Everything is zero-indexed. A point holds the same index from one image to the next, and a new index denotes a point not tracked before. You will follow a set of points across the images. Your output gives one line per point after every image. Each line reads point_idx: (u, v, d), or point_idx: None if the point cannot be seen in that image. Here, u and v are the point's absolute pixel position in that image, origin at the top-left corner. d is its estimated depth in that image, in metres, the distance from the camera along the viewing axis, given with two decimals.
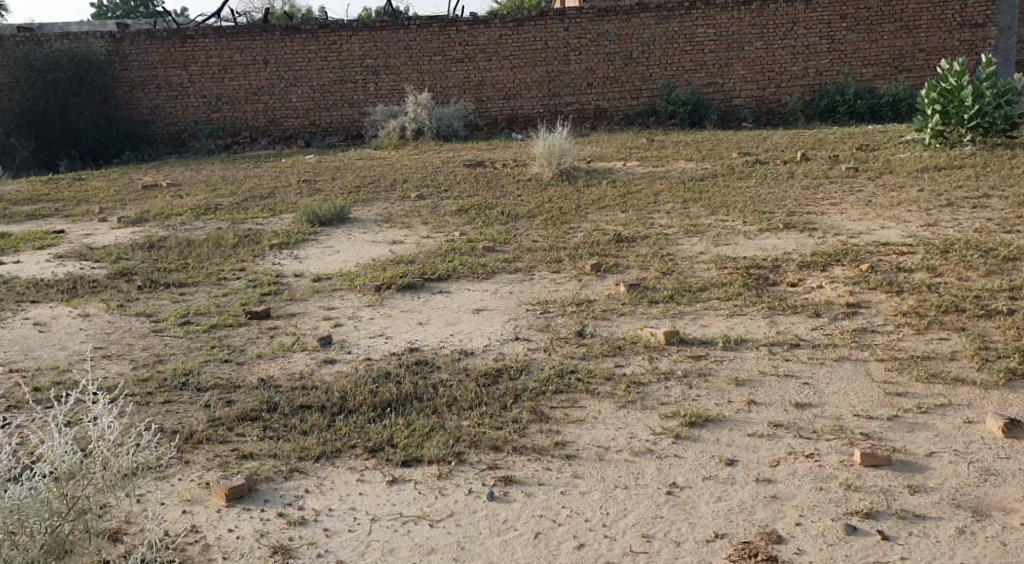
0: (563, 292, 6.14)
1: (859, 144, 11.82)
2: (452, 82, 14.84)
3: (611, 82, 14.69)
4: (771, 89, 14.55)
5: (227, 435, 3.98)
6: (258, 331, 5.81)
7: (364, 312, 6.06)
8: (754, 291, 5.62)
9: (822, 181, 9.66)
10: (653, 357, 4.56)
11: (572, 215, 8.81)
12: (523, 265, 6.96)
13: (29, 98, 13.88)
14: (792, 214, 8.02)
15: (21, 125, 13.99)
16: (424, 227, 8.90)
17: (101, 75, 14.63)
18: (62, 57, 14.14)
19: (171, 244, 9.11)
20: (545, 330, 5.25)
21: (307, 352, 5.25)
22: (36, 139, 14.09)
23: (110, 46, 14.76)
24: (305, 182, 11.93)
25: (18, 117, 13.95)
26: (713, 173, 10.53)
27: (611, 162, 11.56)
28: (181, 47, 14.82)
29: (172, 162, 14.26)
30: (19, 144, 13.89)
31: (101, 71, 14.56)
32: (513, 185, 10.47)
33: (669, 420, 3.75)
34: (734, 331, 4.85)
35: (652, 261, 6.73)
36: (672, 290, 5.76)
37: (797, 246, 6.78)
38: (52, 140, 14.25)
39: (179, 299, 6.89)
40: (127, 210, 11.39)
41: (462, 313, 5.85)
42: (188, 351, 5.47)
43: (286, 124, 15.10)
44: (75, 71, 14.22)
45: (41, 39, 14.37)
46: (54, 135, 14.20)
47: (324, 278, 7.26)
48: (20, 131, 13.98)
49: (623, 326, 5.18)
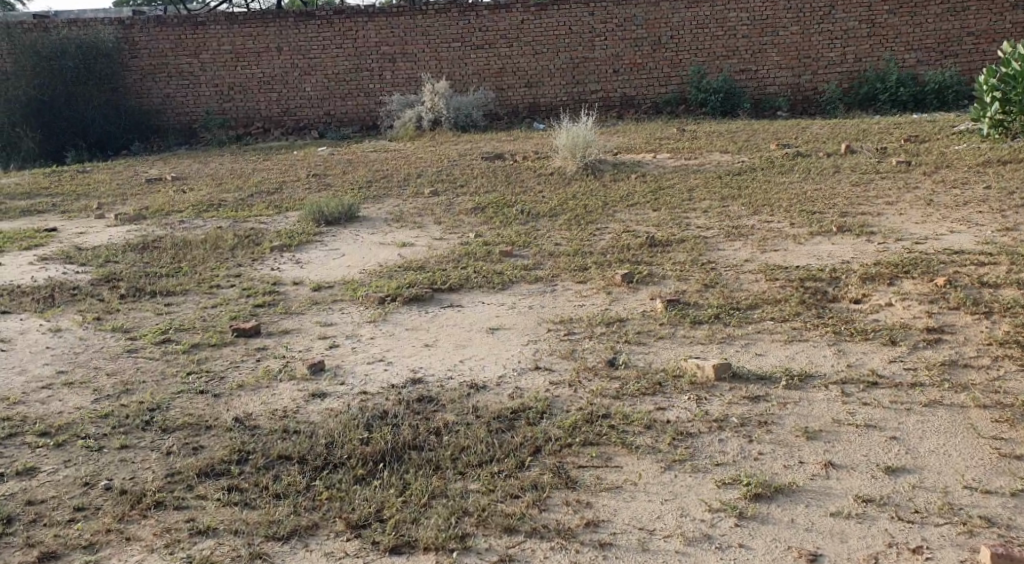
0: (590, 308, 5.40)
1: (908, 135, 10.97)
2: (471, 69, 14.08)
3: (638, 69, 13.87)
4: (808, 76, 13.68)
5: (184, 500, 3.30)
6: (243, 353, 5.10)
7: (365, 330, 5.35)
8: (813, 311, 4.90)
9: (871, 177, 8.85)
10: (701, 397, 3.83)
11: (599, 214, 8.06)
12: (545, 273, 6.23)
13: (36, 87, 13.29)
14: (844, 215, 7.24)
15: (27, 115, 13.43)
16: (437, 227, 8.17)
17: (109, 64, 13.98)
18: (69, 45, 13.53)
19: (166, 246, 8.44)
20: (571, 356, 4.52)
21: (294, 379, 4.53)
22: (43, 128, 13.54)
23: (119, 32, 14.15)
24: (315, 176, 11.23)
25: (25, 107, 13.39)
26: (751, 167, 9.72)
27: (640, 154, 10.77)
28: (192, 34, 14.13)
29: (180, 154, 13.61)
30: (25, 134, 13.36)
31: (109, 59, 13.95)
32: (534, 180, 9.72)
33: (728, 491, 3.06)
34: (794, 364, 4.12)
35: (691, 270, 5.99)
36: (717, 308, 5.01)
37: (855, 254, 6.03)
38: (60, 130, 13.67)
39: (164, 311, 6.18)
40: (127, 205, 10.74)
41: (475, 332, 5.13)
42: (160, 378, 4.76)
43: (299, 114, 14.38)
44: (82, 60, 13.61)
45: (48, 26, 13.69)
46: (61, 125, 13.65)
47: (325, 287, 6.55)
48: (26, 120, 13.42)
49: (662, 353, 4.45)
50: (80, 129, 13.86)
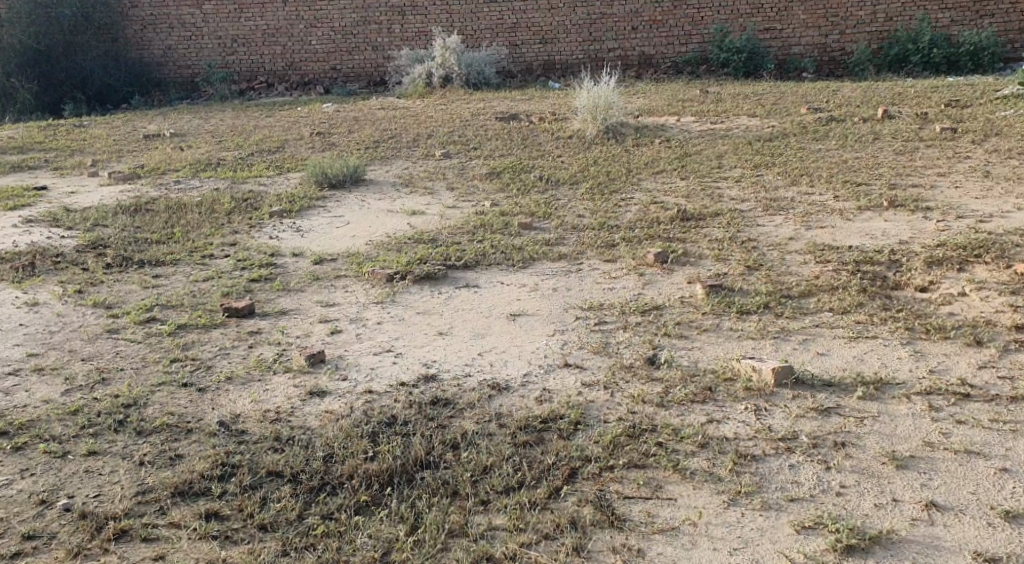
0: (622, 292, 4.86)
1: (948, 99, 10.27)
2: (484, 24, 13.36)
3: (657, 26, 13.14)
4: (835, 36, 12.86)
5: (155, 529, 2.83)
6: (234, 338, 4.54)
7: (371, 314, 4.82)
8: (877, 301, 4.36)
9: (915, 145, 8.22)
10: (761, 408, 3.29)
11: (623, 182, 7.49)
12: (569, 250, 5.68)
13: (31, 36, 12.66)
14: (892, 187, 6.67)
15: (23, 65, 12.81)
16: (449, 194, 7.59)
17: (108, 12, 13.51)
18: None
19: (159, 208, 7.85)
20: (604, 352, 3.99)
21: (290, 372, 3.99)
22: (39, 80, 12.96)
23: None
24: (319, 135, 10.62)
25: (19, 56, 12.74)
26: (782, 133, 9.10)
27: (663, 117, 10.16)
28: None
29: (181, 108, 13.00)
30: (20, 85, 12.70)
31: (109, 7, 13.48)
32: (551, 143, 9.15)
33: (811, 539, 2.64)
34: (864, 369, 3.60)
35: (731, 249, 5.43)
36: (767, 297, 4.47)
37: (913, 232, 5.49)
38: (57, 82, 13.13)
39: (150, 284, 5.60)
40: (122, 163, 10.15)
41: (494, 320, 4.61)
42: (141, 365, 4.18)
43: (304, 68, 13.75)
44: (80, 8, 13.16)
45: None
46: (58, 77, 13.11)
47: (327, 261, 6.01)
48: (21, 71, 12.80)
49: (709, 351, 3.92)
50: (78, 81, 13.32)
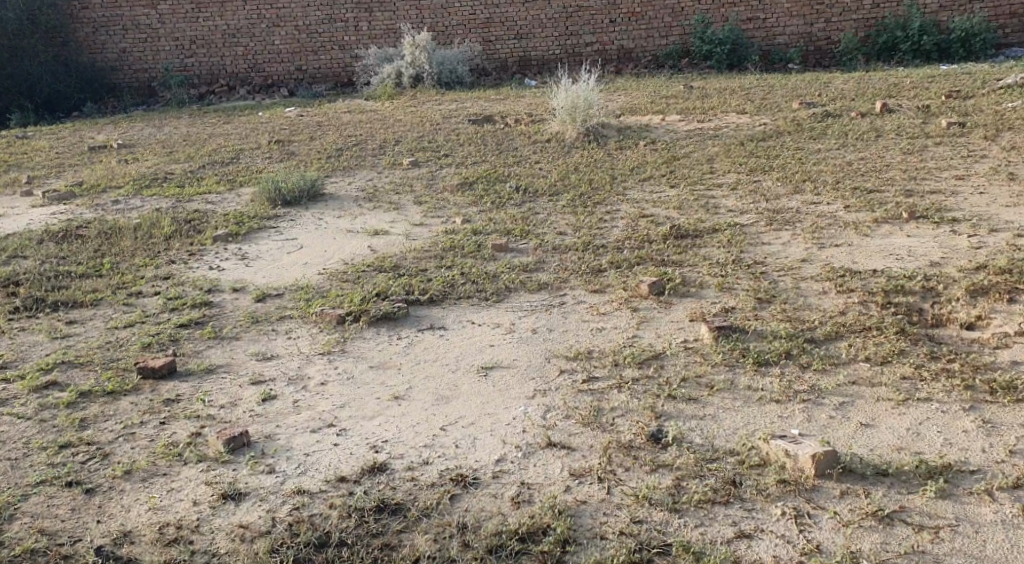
0: (613, 334, 4.08)
1: (947, 89, 9.43)
2: (456, 20, 12.08)
3: (636, 19, 11.84)
4: (821, 24, 11.57)
5: None
6: (144, 410, 3.72)
7: (313, 370, 3.98)
8: (919, 344, 3.65)
9: (922, 142, 7.46)
10: (802, 514, 2.65)
11: (607, 192, 6.71)
12: (548, 277, 4.89)
13: None
14: (908, 194, 5.94)
15: None
16: (416, 209, 6.75)
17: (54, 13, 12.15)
18: None
19: (90, 233, 6.80)
20: (596, 424, 3.20)
21: (203, 462, 3.25)
22: None
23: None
24: (277, 143, 9.60)
25: None
26: (776, 131, 8.34)
27: (646, 116, 9.38)
28: None
29: (135, 116, 11.73)
30: None
31: (56, 9, 12.11)
32: (526, 148, 8.35)
33: None
34: (923, 447, 2.91)
35: (736, 275, 4.66)
36: (789, 342, 3.71)
37: (944, 251, 4.76)
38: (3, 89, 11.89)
39: (61, 335, 4.75)
40: (61, 179, 8.97)
41: (461, 376, 3.79)
42: (22, 456, 3.41)
43: (268, 70, 12.47)
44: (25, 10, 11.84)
45: None
46: (5, 83, 11.86)
47: (270, 298, 5.15)
48: None
49: (726, 421, 3.16)
50: (25, 88, 11.97)
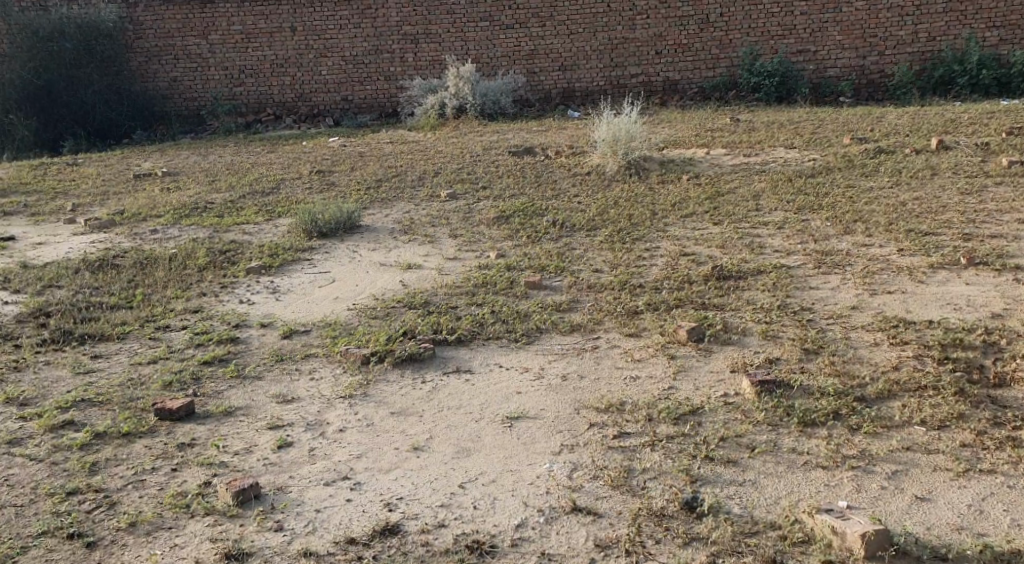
0: (649, 383, 3.86)
1: (1007, 126, 9.08)
2: (500, 50, 11.89)
3: (683, 50, 11.61)
4: (873, 57, 11.24)
5: None
6: (157, 454, 3.57)
7: (333, 414, 3.80)
8: (981, 406, 3.42)
9: (981, 181, 7.16)
10: None
11: (648, 228, 6.50)
12: (583, 318, 4.69)
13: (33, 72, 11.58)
14: (966, 238, 5.67)
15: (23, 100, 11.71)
16: (451, 243, 6.59)
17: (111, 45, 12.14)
18: (69, 24, 11.72)
19: (127, 264, 6.55)
20: (626, 488, 3.08)
21: (210, 515, 3.12)
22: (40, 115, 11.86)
23: (121, 10, 12.12)
24: (319, 173, 9.46)
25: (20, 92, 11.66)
26: (826, 167, 8.07)
27: (690, 150, 9.16)
28: (200, 12, 12.10)
29: (182, 144, 11.66)
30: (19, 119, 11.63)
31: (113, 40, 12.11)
32: (567, 181, 8.16)
33: None
34: (986, 529, 2.81)
35: (782, 321, 4.43)
36: (837, 399, 3.49)
37: (1005, 301, 4.51)
38: (59, 116, 11.96)
39: (84, 371, 4.59)
40: (103, 206, 8.79)
41: (486, 425, 3.60)
42: (28, 502, 3.28)
43: (314, 100, 12.32)
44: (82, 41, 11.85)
45: (47, 5, 11.95)
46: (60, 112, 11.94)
47: (298, 333, 4.94)
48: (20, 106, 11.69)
49: (770, 487, 3.04)
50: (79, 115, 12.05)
